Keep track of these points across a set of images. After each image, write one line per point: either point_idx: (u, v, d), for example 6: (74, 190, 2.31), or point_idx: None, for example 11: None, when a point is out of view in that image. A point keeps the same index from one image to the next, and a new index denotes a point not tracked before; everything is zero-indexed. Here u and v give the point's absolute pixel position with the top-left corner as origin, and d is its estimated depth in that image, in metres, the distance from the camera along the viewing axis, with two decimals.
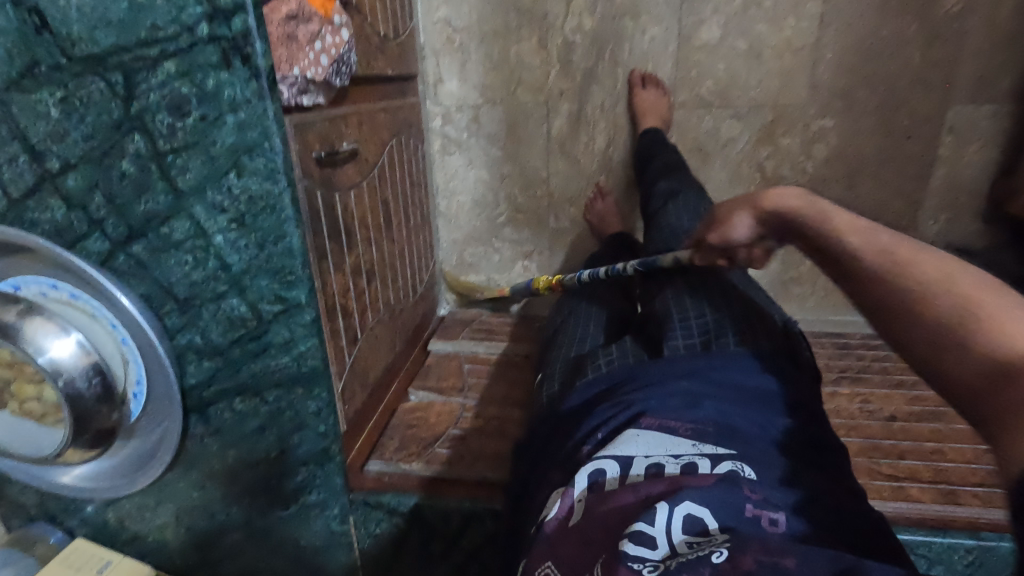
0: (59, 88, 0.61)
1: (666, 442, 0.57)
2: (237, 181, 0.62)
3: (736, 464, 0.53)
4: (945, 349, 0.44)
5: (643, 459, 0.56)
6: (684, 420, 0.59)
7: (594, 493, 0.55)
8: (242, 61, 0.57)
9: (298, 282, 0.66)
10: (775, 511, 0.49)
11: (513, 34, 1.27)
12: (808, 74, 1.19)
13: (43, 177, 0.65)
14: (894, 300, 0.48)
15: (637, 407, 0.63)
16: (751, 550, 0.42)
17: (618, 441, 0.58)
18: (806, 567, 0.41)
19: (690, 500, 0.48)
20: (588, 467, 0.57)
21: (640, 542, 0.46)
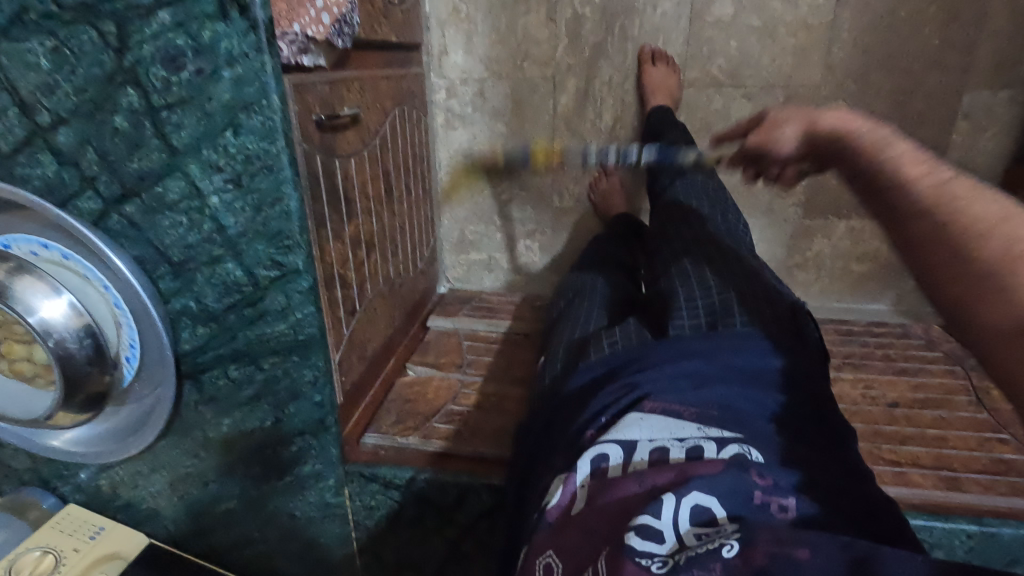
0: (49, 37, 0.58)
1: (671, 426, 0.55)
2: (234, 139, 0.60)
3: (743, 447, 0.52)
4: (991, 304, 0.38)
5: (647, 443, 0.54)
6: (689, 405, 0.58)
7: (596, 479, 0.52)
8: (239, 12, 0.55)
9: (295, 247, 0.64)
10: (783, 496, 0.48)
11: (521, 5, 1.23)
12: (822, 53, 1.16)
13: (33, 132, 0.63)
14: (932, 238, 0.43)
15: (642, 391, 0.61)
16: (762, 542, 0.41)
17: (621, 425, 0.56)
18: (819, 559, 0.39)
19: (697, 491, 0.47)
20: (590, 452, 0.55)
21: (647, 536, 0.44)
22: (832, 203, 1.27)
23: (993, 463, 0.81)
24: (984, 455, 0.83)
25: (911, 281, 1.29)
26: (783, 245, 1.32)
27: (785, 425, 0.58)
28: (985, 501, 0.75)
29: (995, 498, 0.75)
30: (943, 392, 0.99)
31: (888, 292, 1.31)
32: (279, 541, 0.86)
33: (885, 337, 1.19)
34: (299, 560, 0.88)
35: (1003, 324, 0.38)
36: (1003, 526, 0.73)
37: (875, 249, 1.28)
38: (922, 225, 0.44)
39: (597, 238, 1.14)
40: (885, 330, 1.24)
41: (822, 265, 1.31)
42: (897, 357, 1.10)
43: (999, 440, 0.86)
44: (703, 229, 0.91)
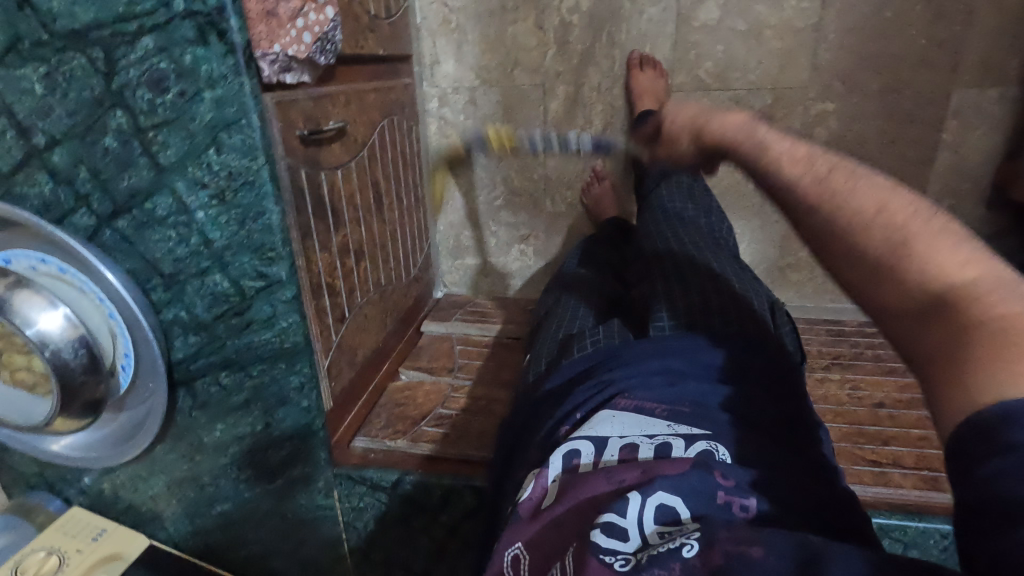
0: (42, 64, 0.61)
1: (642, 423, 0.56)
2: (217, 157, 0.62)
3: (711, 444, 0.53)
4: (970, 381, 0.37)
5: (618, 439, 0.55)
6: (661, 402, 0.59)
7: (568, 474, 0.53)
8: (218, 37, 0.57)
9: (278, 259, 0.67)
10: (745, 497, 0.48)
11: (509, 14, 1.26)
12: (809, 55, 1.17)
13: (30, 152, 0.66)
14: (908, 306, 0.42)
15: (615, 388, 0.63)
16: (721, 542, 0.41)
17: (594, 422, 0.58)
18: (773, 557, 0.39)
19: (662, 491, 0.47)
20: (563, 447, 0.56)
21: (612, 534, 0.45)
22: None
23: None
24: None
25: None
26: (775, 245, 1.33)
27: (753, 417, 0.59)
28: None
29: None
30: None
31: None
32: (272, 542, 0.89)
33: (877, 336, 1.20)
34: (293, 561, 0.91)
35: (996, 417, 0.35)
36: None
37: None
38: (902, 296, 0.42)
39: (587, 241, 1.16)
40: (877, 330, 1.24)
41: (814, 266, 1.32)
42: (887, 357, 1.10)
43: None
44: (686, 231, 0.93)
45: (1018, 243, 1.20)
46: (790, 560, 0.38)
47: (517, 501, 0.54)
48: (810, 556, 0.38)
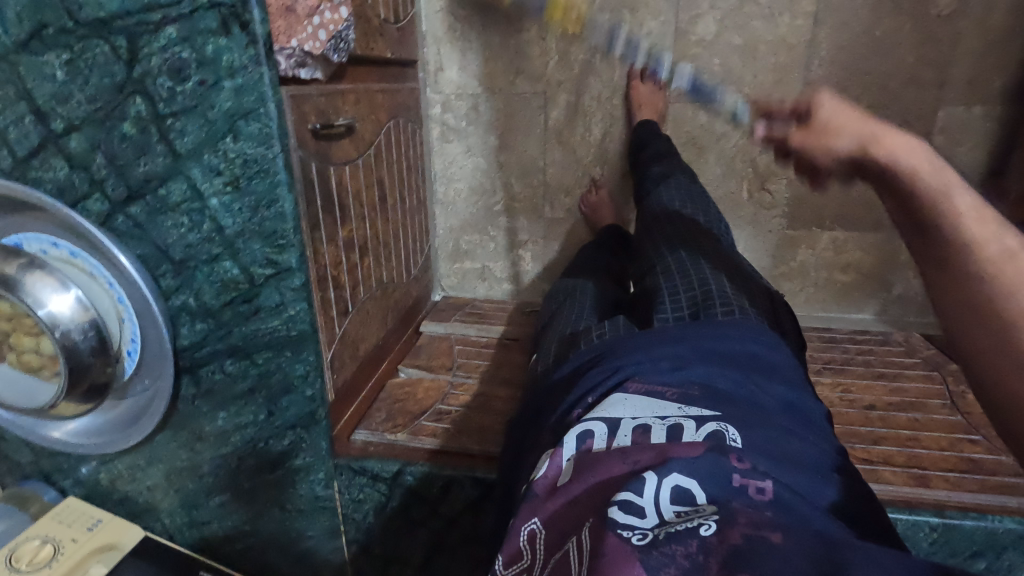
0: (65, 51, 0.63)
1: (653, 406, 0.58)
2: (233, 145, 0.64)
3: (721, 425, 0.54)
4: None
5: (630, 421, 0.57)
6: (669, 384, 0.61)
7: (582, 453, 0.55)
8: (240, 27, 0.59)
9: (289, 246, 0.68)
10: (761, 480, 0.48)
11: (513, 24, 1.30)
12: (802, 70, 1.24)
13: (47, 137, 0.67)
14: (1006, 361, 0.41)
15: (625, 372, 0.65)
16: (739, 525, 0.42)
17: (607, 404, 0.60)
18: (792, 543, 0.40)
19: (676, 472, 0.48)
20: (577, 429, 0.58)
21: (629, 511, 0.45)
22: (813, 215, 1.33)
23: (963, 461, 0.84)
24: (954, 454, 0.85)
25: (894, 290, 1.35)
26: (769, 254, 1.38)
27: (763, 403, 0.61)
28: (952, 497, 0.78)
29: (961, 493, 0.78)
30: (921, 396, 1.02)
31: (871, 301, 1.37)
32: (269, 535, 0.89)
33: (866, 343, 1.23)
34: (290, 555, 0.91)
35: None
36: (963, 519, 0.76)
37: (857, 259, 1.35)
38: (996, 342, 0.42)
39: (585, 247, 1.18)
40: (867, 337, 1.28)
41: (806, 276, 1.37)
42: (877, 363, 1.13)
43: (970, 441, 0.88)
44: (688, 225, 0.97)
45: None
46: (809, 547, 0.40)
47: (533, 479, 0.57)
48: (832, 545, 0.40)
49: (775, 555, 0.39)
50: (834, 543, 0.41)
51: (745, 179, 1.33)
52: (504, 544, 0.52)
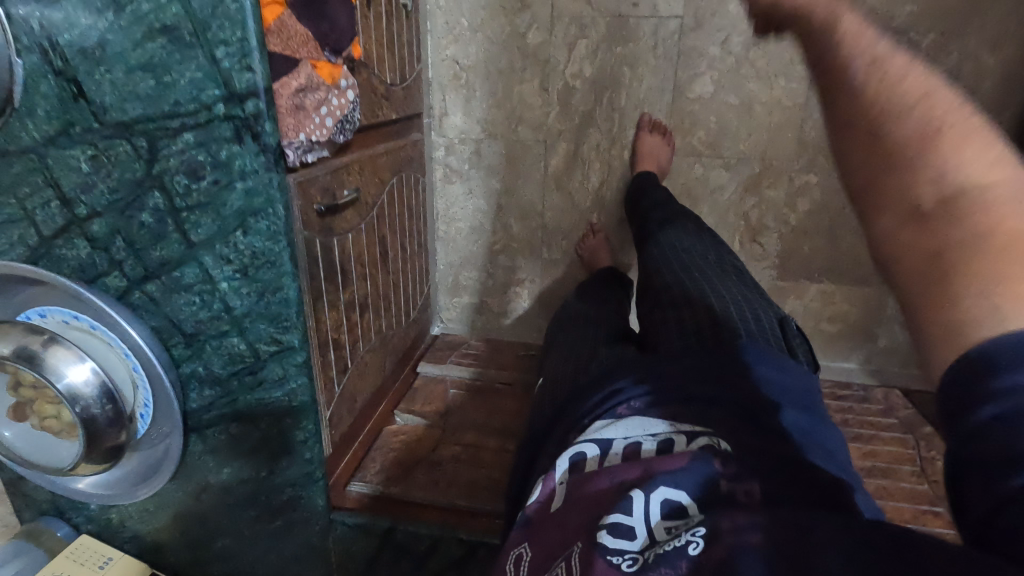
0: (90, 147, 0.68)
1: (647, 424, 0.58)
2: (243, 238, 0.69)
3: (712, 437, 0.53)
4: (901, 179, 0.32)
5: (622, 440, 0.56)
6: (660, 403, 0.60)
7: (574, 474, 0.56)
8: (252, 137, 0.64)
9: (292, 328, 0.73)
10: (749, 482, 0.47)
11: (516, 74, 1.33)
12: (796, 130, 1.28)
13: (71, 220, 0.72)
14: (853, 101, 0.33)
15: (622, 392, 0.64)
16: (724, 536, 0.39)
17: (598, 428, 0.60)
18: (773, 540, 0.37)
19: (665, 487, 0.48)
20: (569, 451, 0.59)
21: (618, 534, 0.46)
22: (802, 267, 1.39)
23: None
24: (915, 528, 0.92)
25: (879, 342, 1.40)
26: None
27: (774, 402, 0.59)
28: None
29: None
30: (889, 462, 1.08)
31: (856, 351, 1.43)
32: None
33: (847, 399, 1.28)
34: None
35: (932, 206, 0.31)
36: None
37: (844, 310, 1.40)
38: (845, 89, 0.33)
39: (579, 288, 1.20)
40: (848, 392, 1.32)
41: None
42: (853, 423, 1.18)
43: (933, 514, 0.96)
44: (690, 260, 1.01)
45: None
46: (786, 543, 0.37)
47: (526, 504, 0.58)
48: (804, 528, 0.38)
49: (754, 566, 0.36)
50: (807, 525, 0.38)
51: (737, 231, 1.38)
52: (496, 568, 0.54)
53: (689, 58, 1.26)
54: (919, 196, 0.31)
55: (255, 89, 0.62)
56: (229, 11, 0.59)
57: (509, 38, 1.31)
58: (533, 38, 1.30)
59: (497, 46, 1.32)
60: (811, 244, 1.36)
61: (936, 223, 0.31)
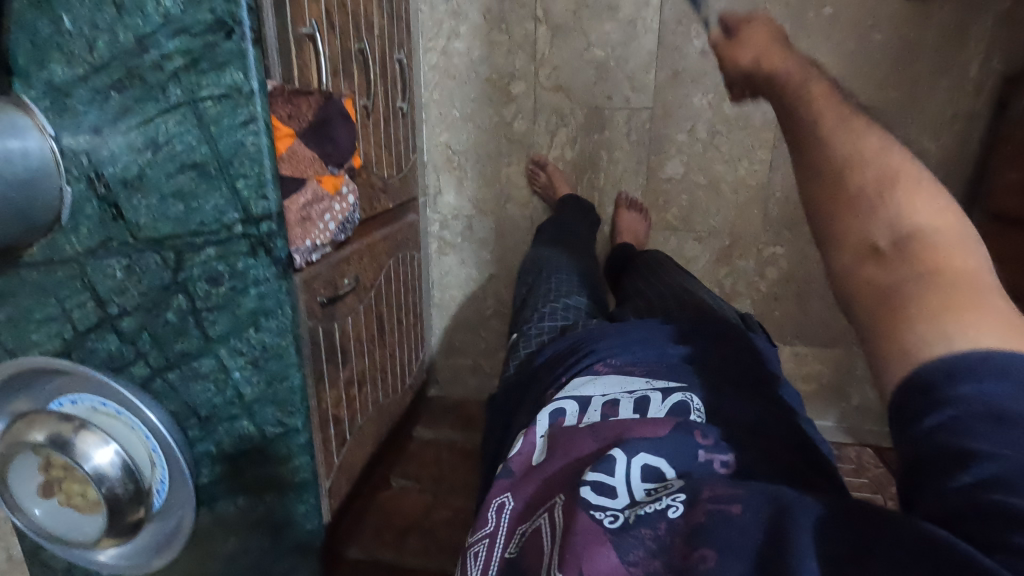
0: (124, 258, 0.78)
1: (622, 381, 0.74)
2: (255, 334, 0.79)
3: (685, 396, 0.70)
4: (855, 223, 0.51)
5: (600, 398, 0.72)
6: (636, 362, 0.79)
7: (555, 428, 0.69)
8: (266, 253, 0.74)
9: (296, 413, 0.82)
10: (722, 455, 0.60)
11: (504, 158, 1.47)
12: (761, 207, 1.39)
13: (104, 318, 0.82)
14: (819, 164, 0.54)
15: (602, 355, 0.82)
16: (703, 502, 0.49)
17: (579, 388, 0.75)
18: (749, 511, 0.47)
19: (644, 452, 0.59)
20: (549, 408, 0.72)
21: (602, 492, 0.55)
22: (776, 331, 1.47)
23: None
24: None
25: (852, 401, 1.48)
26: None
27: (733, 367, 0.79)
28: None
29: None
30: None
31: (832, 410, 1.50)
32: None
33: None
34: None
35: (864, 245, 0.49)
36: None
37: (817, 371, 1.48)
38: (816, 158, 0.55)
39: (563, 244, 1.29)
40: None
41: None
42: None
43: None
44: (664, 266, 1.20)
45: None
46: (763, 515, 0.46)
47: (508, 457, 0.69)
48: (781, 507, 0.46)
49: (730, 525, 0.46)
50: (783, 503, 0.46)
51: None
52: (479, 510, 0.65)
53: (659, 144, 1.39)
54: (874, 241, 0.49)
55: (269, 214, 0.72)
56: (249, 151, 0.70)
57: (496, 127, 1.45)
58: (518, 127, 1.44)
59: (486, 133, 1.45)
60: (782, 310, 1.46)
61: (890, 262, 0.47)
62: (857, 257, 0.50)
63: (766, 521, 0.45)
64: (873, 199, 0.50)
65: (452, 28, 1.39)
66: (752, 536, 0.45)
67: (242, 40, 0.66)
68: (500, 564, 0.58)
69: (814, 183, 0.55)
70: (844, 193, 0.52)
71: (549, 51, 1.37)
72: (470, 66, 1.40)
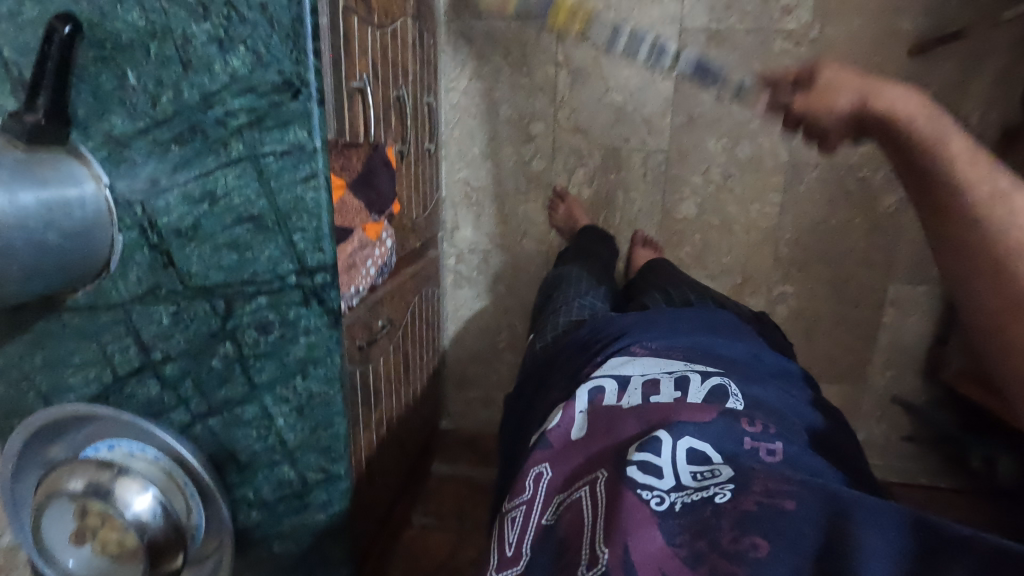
0: (172, 305, 0.79)
1: (660, 363, 0.77)
2: (302, 382, 0.79)
3: (723, 380, 0.72)
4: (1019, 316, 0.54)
5: (639, 377, 0.74)
6: (671, 346, 0.83)
7: (594, 406, 0.70)
8: (319, 302, 0.75)
9: (339, 459, 0.83)
10: (769, 443, 0.61)
11: (522, 195, 1.50)
12: (772, 248, 1.44)
13: (146, 364, 0.82)
14: (983, 243, 0.57)
15: (635, 339, 0.84)
16: (753, 494, 0.51)
17: (620, 367, 0.76)
18: (801, 508, 0.49)
19: (690, 435, 0.60)
20: (589, 385, 0.73)
21: (648, 471, 0.56)
22: None
23: None
24: None
25: (858, 435, 1.52)
26: None
27: (755, 359, 0.83)
28: None
29: None
30: None
31: None
32: None
33: None
34: None
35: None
36: None
37: None
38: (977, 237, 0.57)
39: (584, 256, 1.28)
40: None
41: None
42: None
43: None
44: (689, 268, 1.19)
45: (949, 415, 1.45)
46: (820, 515, 0.49)
47: (546, 429, 0.69)
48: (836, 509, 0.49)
49: (783, 518, 0.49)
50: (841, 506, 0.49)
51: None
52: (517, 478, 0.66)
53: (674, 185, 1.43)
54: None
55: (325, 266, 0.74)
56: (309, 206, 0.72)
57: (516, 165, 1.48)
58: (537, 165, 1.47)
59: (505, 171, 1.49)
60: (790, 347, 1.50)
61: None
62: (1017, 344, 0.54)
63: (824, 519, 0.48)
64: None
65: (474, 69, 1.42)
66: (809, 533, 0.47)
67: (309, 100, 0.68)
68: (538, 531, 0.59)
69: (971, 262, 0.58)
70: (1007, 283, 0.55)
71: (569, 95, 1.41)
72: (491, 106, 1.44)
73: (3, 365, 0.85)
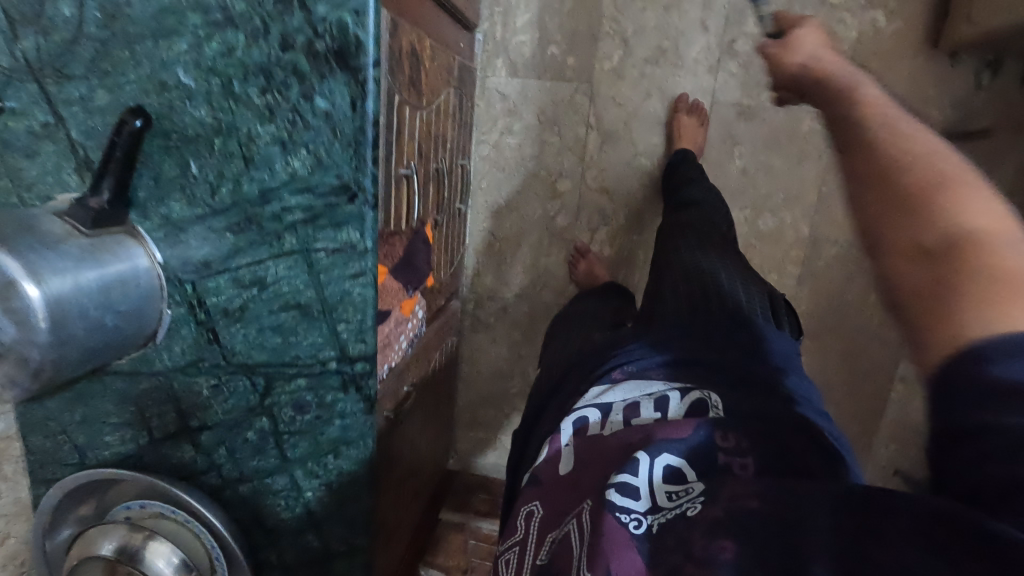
0: (213, 377, 0.81)
1: (642, 385, 0.68)
2: (334, 459, 0.82)
3: (703, 394, 0.63)
4: (912, 218, 0.44)
5: (621, 403, 0.66)
6: (653, 367, 0.71)
7: (579, 438, 0.64)
8: (356, 388, 0.78)
9: (364, 533, 0.85)
10: (742, 456, 0.53)
11: (545, 248, 1.51)
12: None
13: (182, 430, 0.85)
14: (883, 157, 0.48)
15: (618, 362, 0.73)
16: (721, 501, 0.47)
17: (600, 394, 0.69)
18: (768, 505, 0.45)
19: (667, 452, 0.55)
20: (573, 416, 0.67)
21: (625, 493, 0.52)
22: None
23: None
24: None
25: None
26: None
27: (754, 374, 0.68)
28: None
29: None
30: None
31: None
32: None
33: None
34: None
35: (913, 243, 0.43)
36: None
37: None
38: (877, 151, 0.49)
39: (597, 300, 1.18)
40: None
41: None
42: None
43: None
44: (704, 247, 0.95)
45: None
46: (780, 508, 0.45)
47: (534, 466, 0.65)
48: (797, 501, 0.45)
49: (749, 518, 0.44)
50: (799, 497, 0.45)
51: None
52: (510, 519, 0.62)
53: None
54: (922, 236, 0.43)
55: (366, 356, 0.76)
56: (355, 300, 0.74)
57: (541, 220, 1.50)
58: (562, 221, 1.49)
59: (529, 223, 1.50)
60: None
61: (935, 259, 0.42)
62: (916, 250, 0.43)
63: (779, 509, 0.44)
64: (939, 200, 0.44)
65: (507, 124, 1.44)
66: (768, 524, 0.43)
67: (363, 205, 0.70)
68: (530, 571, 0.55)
69: (870, 178, 0.48)
70: (898, 186, 0.46)
71: (598, 156, 1.42)
72: (520, 160, 1.46)
73: (43, 417, 0.88)
